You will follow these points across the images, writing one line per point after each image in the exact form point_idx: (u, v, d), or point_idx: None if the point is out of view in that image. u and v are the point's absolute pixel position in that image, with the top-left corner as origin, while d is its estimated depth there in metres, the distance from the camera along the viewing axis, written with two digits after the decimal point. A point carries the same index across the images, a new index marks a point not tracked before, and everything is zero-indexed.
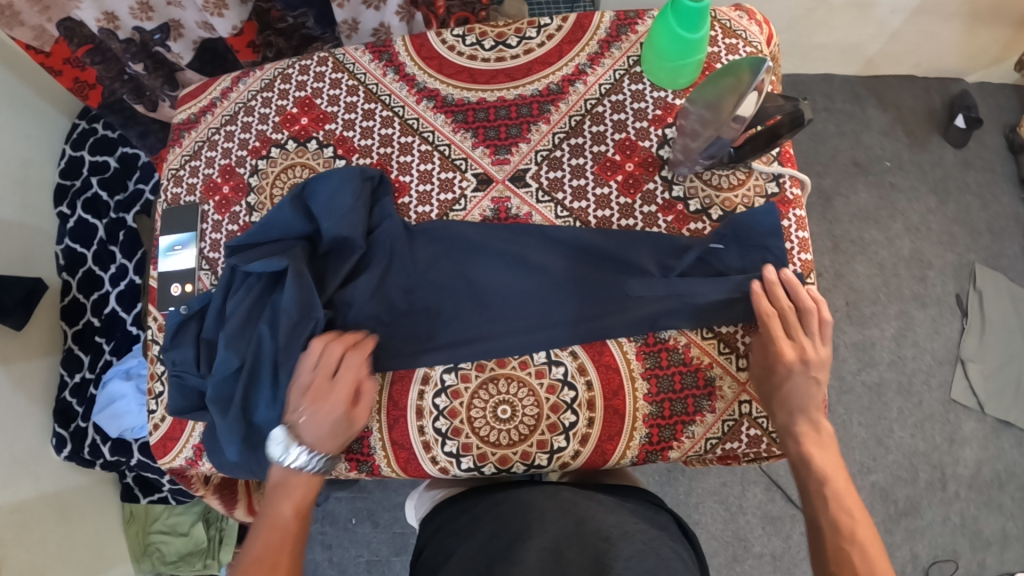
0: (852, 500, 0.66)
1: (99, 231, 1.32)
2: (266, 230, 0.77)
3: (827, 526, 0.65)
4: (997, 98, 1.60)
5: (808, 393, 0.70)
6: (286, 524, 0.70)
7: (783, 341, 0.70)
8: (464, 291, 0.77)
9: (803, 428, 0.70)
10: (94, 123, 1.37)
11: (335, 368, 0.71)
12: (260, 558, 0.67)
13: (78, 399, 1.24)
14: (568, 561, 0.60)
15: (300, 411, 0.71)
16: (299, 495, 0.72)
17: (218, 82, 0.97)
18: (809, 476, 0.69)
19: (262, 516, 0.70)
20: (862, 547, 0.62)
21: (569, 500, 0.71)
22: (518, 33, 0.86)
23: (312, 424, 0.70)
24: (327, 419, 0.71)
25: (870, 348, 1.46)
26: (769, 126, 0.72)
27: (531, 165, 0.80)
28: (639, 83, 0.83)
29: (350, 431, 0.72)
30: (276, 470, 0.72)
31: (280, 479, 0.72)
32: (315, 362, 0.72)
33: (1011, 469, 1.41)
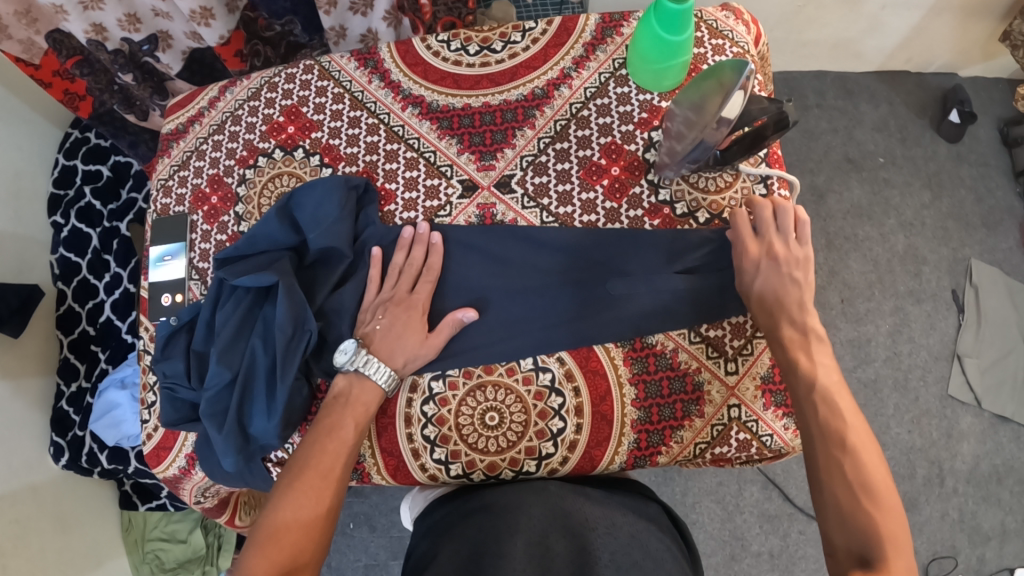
0: (841, 398, 0.66)
1: (92, 240, 1.31)
2: (253, 241, 0.78)
3: (819, 434, 0.65)
4: (991, 92, 1.59)
5: (789, 293, 0.71)
6: (344, 435, 0.70)
7: (751, 241, 0.73)
8: (449, 282, 0.78)
9: (789, 331, 0.70)
10: (86, 133, 1.36)
11: (410, 282, 0.76)
12: (314, 462, 0.67)
13: (74, 408, 1.25)
14: (555, 556, 0.61)
15: (374, 321, 0.74)
16: (361, 409, 0.72)
17: (204, 91, 0.97)
18: (799, 383, 0.68)
19: (321, 422, 0.71)
20: (853, 454, 0.62)
21: (557, 493, 0.71)
22: (502, 37, 0.85)
23: (383, 333, 0.73)
24: (398, 327, 0.73)
25: (866, 344, 1.45)
26: (755, 128, 0.71)
27: (517, 171, 0.80)
28: (624, 86, 0.82)
29: (419, 350, 0.73)
30: (343, 380, 0.73)
31: (345, 390, 0.73)
32: (391, 279, 0.76)
33: (1009, 463, 1.41)
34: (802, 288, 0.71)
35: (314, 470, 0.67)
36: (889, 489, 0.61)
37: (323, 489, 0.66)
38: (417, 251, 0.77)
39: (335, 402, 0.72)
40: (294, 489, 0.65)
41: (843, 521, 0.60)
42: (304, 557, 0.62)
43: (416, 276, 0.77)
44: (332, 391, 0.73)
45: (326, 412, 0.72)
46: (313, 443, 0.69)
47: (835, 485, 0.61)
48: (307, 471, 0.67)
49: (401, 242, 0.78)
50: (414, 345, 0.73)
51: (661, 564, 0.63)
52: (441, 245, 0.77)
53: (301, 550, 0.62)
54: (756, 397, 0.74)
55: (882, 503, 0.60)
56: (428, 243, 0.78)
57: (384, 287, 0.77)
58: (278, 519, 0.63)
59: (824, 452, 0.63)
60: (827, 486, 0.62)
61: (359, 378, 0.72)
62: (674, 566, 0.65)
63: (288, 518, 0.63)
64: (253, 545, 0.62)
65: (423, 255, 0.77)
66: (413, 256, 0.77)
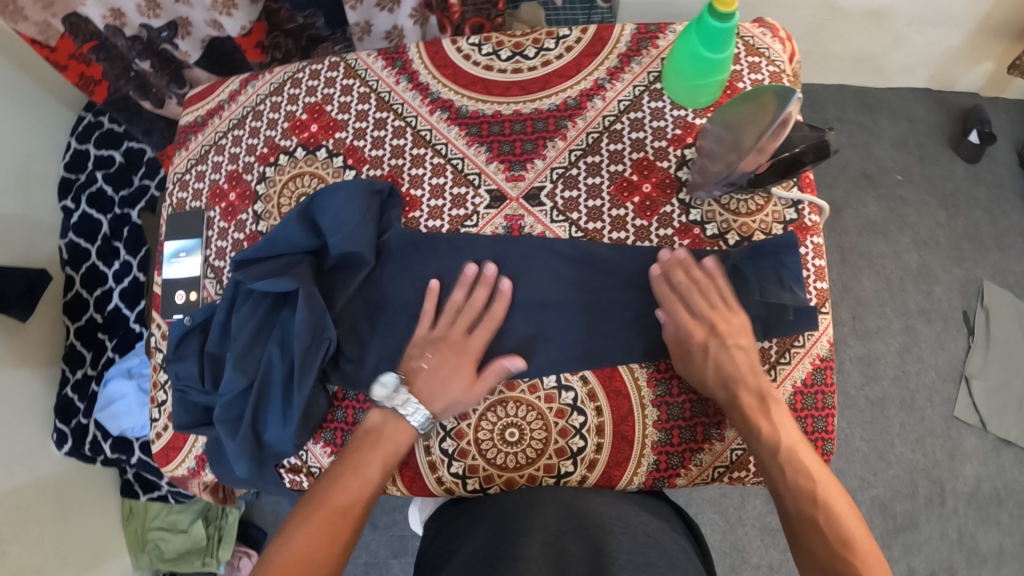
0: (806, 454, 0.68)
1: (102, 227, 1.30)
2: (272, 244, 0.77)
3: (791, 496, 0.66)
4: (1011, 113, 1.58)
5: (732, 371, 0.71)
6: (368, 473, 0.69)
7: (691, 321, 0.72)
8: (505, 326, 0.75)
9: (746, 400, 0.70)
10: (99, 117, 1.34)
11: (466, 325, 0.74)
12: (333, 498, 0.67)
13: (79, 395, 1.23)
14: (571, 556, 0.61)
15: (422, 358, 0.73)
16: (388, 447, 0.70)
17: (226, 84, 0.95)
18: (762, 448, 0.68)
19: (347, 456, 0.70)
20: (826, 509, 0.64)
21: (570, 493, 0.70)
22: (535, 43, 0.83)
23: (429, 373, 0.72)
24: (446, 370, 0.72)
25: (874, 362, 1.45)
26: (792, 154, 0.70)
27: (546, 183, 0.79)
28: (659, 100, 0.80)
29: (464, 396, 0.71)
30: (376, 415, 0.72)
31: (378, 425, 0.71)
32: (447, 318, 0.74)
33: (1010, 486, 1.41)
34: (750, 357, 0.72)
35: (335, 501, 0.67)
36: (864, 536, 0.64)
37: (339, 526, 0.65)
38: (479, 292, 0.74)
39: (368, 435, 0.71)
40: (310, 527, 0.64)
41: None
42: None
43: (472, 321, 0.75)
44: (365, 424, 0.72)
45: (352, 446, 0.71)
46: (335, 475, 0.69)
47: (813, 545, 0.63)
48: (328, 503, 0.66)
49: (462, 280, 0.75)
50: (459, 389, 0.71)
51: (676, 564, 0.64)
52: (504, 291, 0.74)
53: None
54: None
55: (864, 556, 0.62)
56: (491, 288, 0.75)
57: (438, 324, 0.74)
58: (290, 550, 0.63)
59: (797, 513, 0.65)
60: (808, 546, 0.63)
61: (396, 416, 0.71)
62: (688, 565, 0.66)
63: (303, 552, 0.63)
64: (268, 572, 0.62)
65: (486, 298, 0.74)
66: (475, 297, 0.74)
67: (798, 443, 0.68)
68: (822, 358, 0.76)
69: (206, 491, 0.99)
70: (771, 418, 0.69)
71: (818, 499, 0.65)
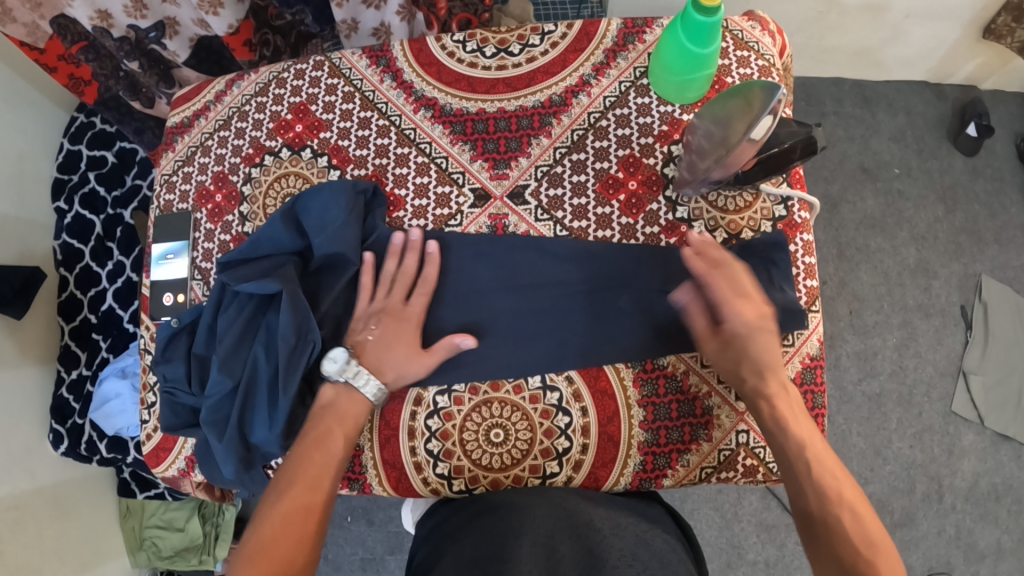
0: (828, 454, 0.67)
1: (95, 227, 1.29)
2: (257, 246, 0.77)
3: (814, 495, 0.65)
4: (1010, 106, 1.56)
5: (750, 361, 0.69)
6: (331, 449, 0.69)
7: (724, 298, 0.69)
8: (448, 299, 0.76)
9: (773, 388, 0.68)
10: (91, 117, 1.33)
11: (404, 293, 0.75)
12: (302, 476, 0.67)
13: (74, 395, 1.23)
14: (561, 557, 0.60)
15: (367, 331, 0.73)
16: (347, 423, 0.71)
17: (211, 85, 0.97)
18: (787, 442, 0.67)
19: (308, 434, 0.70)
20: (850, 508, 0.63)
21: (560, 496, 0.69)
22: (520, 39, 0.82)
23: (375, 343, 0.73)
24: (391, 339, 0.73)
25: (872, 357, 1.44)
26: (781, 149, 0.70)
27: (531, 182, 0.78)
28: (645, 96, 0.79)
29: (410, 365, 0.72)
30: (331, 391, 0.72)
31: (331, 400, 0.72)
32: (384, 288, 0.75)
33: (1008, 482, 1.41)
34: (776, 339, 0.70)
35: (303, 481, 0.67)
36: (883, 538, 0.63)
37: (311, 504, 0.66)
38: (410, 259, 0.75)
39: (323, 410, 0.72)
40: (282, 509, 0.64)
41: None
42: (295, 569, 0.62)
43: (410, 287, 0.75)
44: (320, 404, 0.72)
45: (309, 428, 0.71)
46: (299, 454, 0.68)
47: (836, 543, 0.62)
48: (297, 482, 0.66)
49: (391, 249, 0.76)
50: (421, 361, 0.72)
51: (667, 564, 0.63)
52: (437, 256, 0.75)
53: (292, 560, 0.62)
54: None
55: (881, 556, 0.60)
56: (423, 252, 0.76)
57: (377, 296, 0.75)
58: (266, 532, 0.63)
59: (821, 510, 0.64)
60: (831, 544, 0.62)
61: (349, 387, 0.72)
62: (679, 566, 0.64)
63: (275, 533, 0.63)
64: (242, 557, 0.62)
65: (417, 264, 0.76)
66: (406, 264, 0.75)
67: (814, 438, 0.68)
68: (812, 357, 0.75)
69: (201, 490, 0.99)
70: (786, 412, 0.68)
71: (835, 496, 0.64)
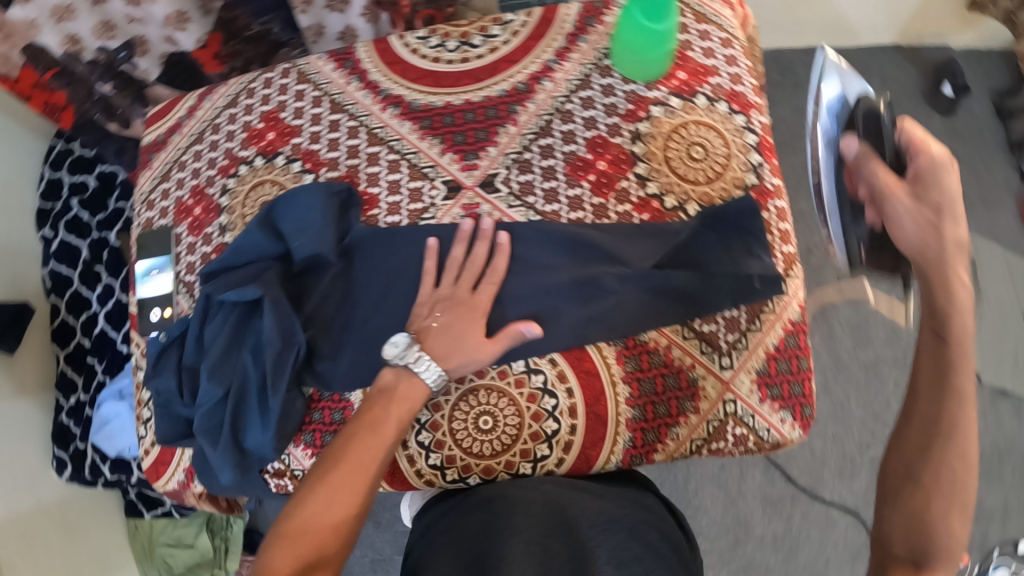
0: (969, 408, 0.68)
1: (82, 251, 1.30)
2: (239, 253, 0.78)
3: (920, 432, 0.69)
4: (985, 64, 1.57)
5: (910, 208, 0.77)
6: (384, 433, 0.66)
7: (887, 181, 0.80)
8: (505, 295, 0.75)
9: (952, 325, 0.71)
10: (70, 143, 1.33)
11: (472, 281, 0.74)
12: (349, 459, 0.64)
13: (74, 420, 1.25)
14: (555, 554, 0.58)
15: (432, 317, 0.72)
16: (406, 408, 0.68)
17: (183, 101, 0.97)
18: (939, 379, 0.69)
19: (361, 417, 0.67)
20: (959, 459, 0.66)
21: (552, 492, 0.68)
22: (482, 31, 0.83)
23: (440, 331, 0.71)
24: (457, 329, 0.71)
25: (864, 324, 1.42)
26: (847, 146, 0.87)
27: (501, 169, 0.78)
28: (608, 77, 0.80)
29: (476, 353, 0.70)
30: (390, 374, 0.70)
31: (391, 384, 0.69)
32: (451, 275, 0.74)
33: (1009, 438, 1.44)
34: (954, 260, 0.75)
35: (350, 463, 0.64)
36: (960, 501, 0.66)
37: (357, 489, 0.63)
38: (481, 247, 0.74)
39: (382, 393, 0.69)
40: (323, 489, 0.63)
41: (895, 539, 0.66)
42: (326, 558, 0.60)
43: (478, 275, 0.74)
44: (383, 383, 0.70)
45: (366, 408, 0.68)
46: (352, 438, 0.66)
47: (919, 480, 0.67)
48: (343, 465, 0.64)
49: (460, 235, 0.75)
50: (484, 354, 0.70)
51: (660, 559, 0.62)
52: (507, 246, 0.74)
53: (325, 546, 0.61)
54: (752, 392, 0.75)
55: (948, 556, 0.63)
56: (493, 241, 0.75)
57: (446, 284, 0.74)
58: (305, 514, 0.61)
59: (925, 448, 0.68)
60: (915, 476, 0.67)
61: (409, 373, 0.69)
62: (673, 561, 0.64)
63: (317, 515, 0.61)
64: (276, 538, 0.61)
65: (487, 253, 0.74)
66: (475, 252, 0.74)
67: (960, 393, 0.68)
68: (794, 322, 0.77)
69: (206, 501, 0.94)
70: (951, 360, 0.69)
71: (941, 474, 0.66)
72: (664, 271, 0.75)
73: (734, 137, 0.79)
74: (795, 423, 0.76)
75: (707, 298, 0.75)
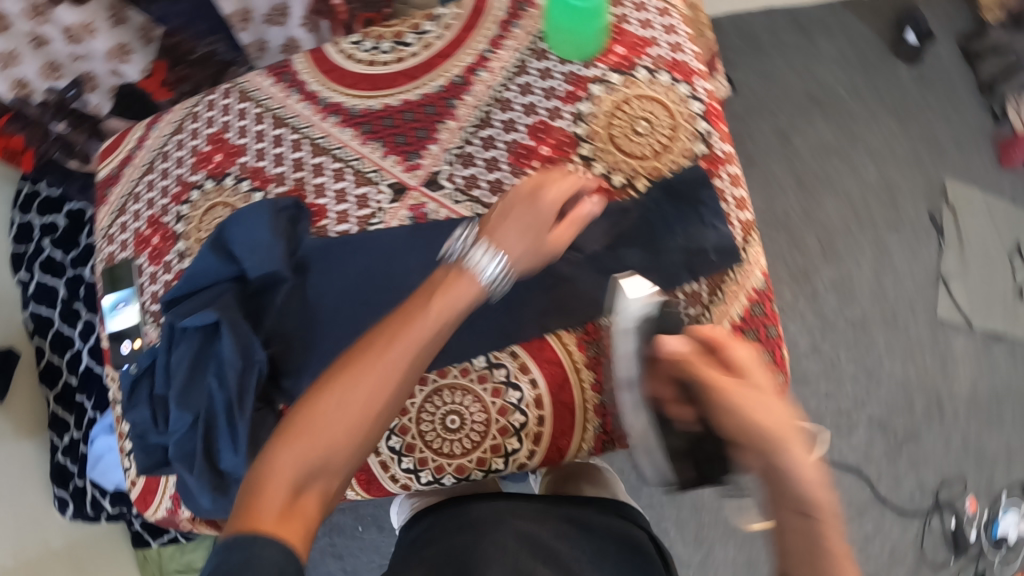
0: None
1: (59, 291, 1.28)
2: (194, 279, 0.77)
3: None
4: (947, 8, 1.55)
5: (741, 417, 0.58)
6: (423, 320, 0.59)
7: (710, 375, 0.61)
8: None
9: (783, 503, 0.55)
10: (36, 185, 1.31)
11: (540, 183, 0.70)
12: (381, 345, 0.57)
13: (71, 457, 1.24)
14: None
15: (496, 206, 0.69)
16: (452, 297, 0.62)
17: (131, 132, 0.97)
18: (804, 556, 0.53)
19: (398, 306, 0.61)
20: None
21: (539, 519, 0.69)
22: (414, 29, 0.82)
23: (500, 216, 0.68)
24: (519, 215, 0.68)
25: (849, 282, 1.40)
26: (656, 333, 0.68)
27: (444, 166, 0.78)
28: (545, 60, 0.79)
29: (535, 243, 0.68)
30: (445, 266, 0.66)
31: (443, 273, 0.64)
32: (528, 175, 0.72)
33: (1006, 382, 1.43)
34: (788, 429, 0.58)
35: (380, 351, 0.57)
36: None
37: (386, 379, 0.56)
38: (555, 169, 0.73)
39: (432, 281, 0.63)
40: (346, 375, 0.55)
41: None
42: (336, 459, 0.53)
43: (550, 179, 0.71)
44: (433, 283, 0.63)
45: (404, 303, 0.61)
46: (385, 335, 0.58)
47: None
48: (372, 352, 0.57)
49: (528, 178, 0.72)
50: (552, 247, 0.69)
51: None
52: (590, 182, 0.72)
53: (339, 443, 0.53)
54: None
55: None
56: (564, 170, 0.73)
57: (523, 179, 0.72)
58: (322, 402, 0.54)
59: None
60: None
61: (460, 265, 0.65)
62: None
63: (334, 406, 0.54)
64: (283, 428, 0.53)
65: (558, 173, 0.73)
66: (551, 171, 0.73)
67: (837, 559, 0.52)
68: (758, 290, 0.76)
69: (201, 522, 0.89)
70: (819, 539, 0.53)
71: None
72: (621, 250, 0.75)
73: (680, 107, 0.77)
74: None
75: (662, 272, 0.75)
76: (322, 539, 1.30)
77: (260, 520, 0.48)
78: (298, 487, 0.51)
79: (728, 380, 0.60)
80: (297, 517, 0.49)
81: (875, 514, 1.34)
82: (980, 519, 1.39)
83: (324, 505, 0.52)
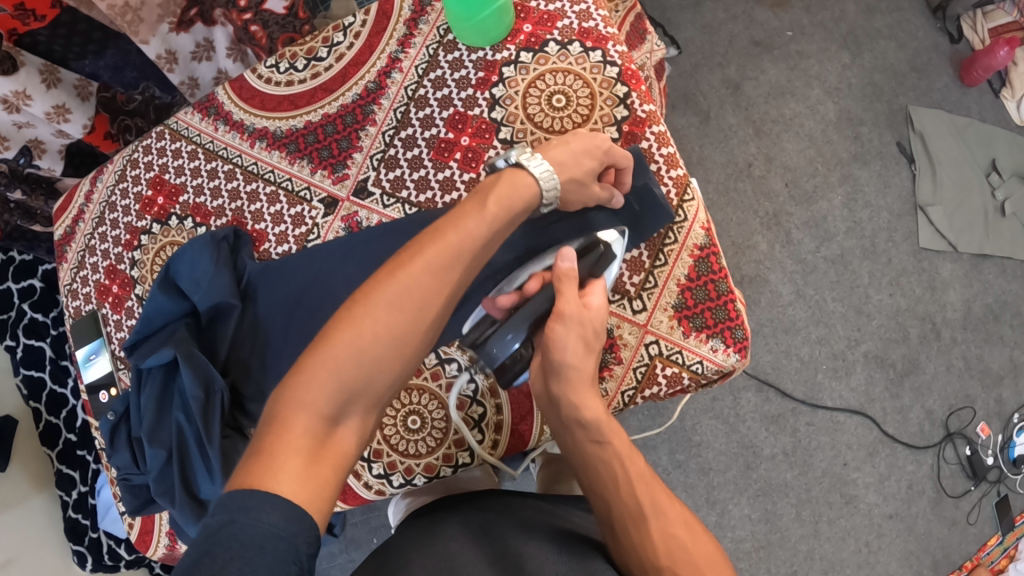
0: (642, 473, 0.60)
1: (46, 351, 1.29)
2: (150, 321, 0.78)
3: (616, 513, 0.59)
4: None
5: (562, 346, 0.62)
6: (473, 231, 0.57)
7: (570, 297, 0.63)
8: None
9: (581, 423, 0.63)
10: (7, 253, 1.33)
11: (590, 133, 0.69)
12: (430, 257, 0.54)
13: (82, 513, 1.23)
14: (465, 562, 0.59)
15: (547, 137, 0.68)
16: (502, 212, 0.59)
17: (79, 188, 0.98)
18: (603, 465, 0.61)
19: (444, 217, 0.58)
20: (653, 514, 0.57)
21: (505, 504, 0.69)
22: (325, 42, 0.83)
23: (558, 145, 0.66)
24: (575, 147, 0.66)
25: (823, 222, 1.39)
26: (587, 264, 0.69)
27: (370, 173, 0.80)
28: (455, 51, 0.79)
29: (584, 179, 0.67)
30: (492, 173, 0.63)
31: (493, 180, 0.62)
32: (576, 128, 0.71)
33: (1001, 299, 1.39)
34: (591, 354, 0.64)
35: (428, 261, 0.54)
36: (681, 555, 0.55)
37: (432, 294, 0.54)
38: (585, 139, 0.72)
39: (475, 193, 0.61)
40: (391, 288, 0.52)
41: None
42: (378, 380, 0.51)
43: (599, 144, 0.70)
44: (459, 209, 0.59)
45: (426, 232, 0.57)
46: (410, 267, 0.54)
47: (639, 554, 0.56)
48: (420, 264, 0.54)
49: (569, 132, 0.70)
50: (596, 193, 0.69)
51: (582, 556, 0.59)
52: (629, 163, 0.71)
53: (380, 361, 0.51)
54: (673, 327, 0.74)
55: None
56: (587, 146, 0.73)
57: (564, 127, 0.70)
58: (367, 316, 0.51)
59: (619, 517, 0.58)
60: (637, 552, 0.56)
61: (523, 168, 0.63)
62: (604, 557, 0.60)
63: (379, 322, 0.51)
64: (322, 341, 0.50)
65: None
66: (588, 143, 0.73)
67: (636, 468, 0.60)
68: (700, 247, 0.75)
69: None
70: (612, 447, 0.61)
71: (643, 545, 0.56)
72: (553, 227, 0.73)
73: (594, 74, 0.76)
74: (728, 349, 0.73)
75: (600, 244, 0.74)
76: (339, 556, 1.30)
77: (285, 464, 0.44)
78: (325, 427, 0.47)
79: (574, 302, 0.62)
80: (328, 458, 0.46)
81: (886, 453, 1.32)
82: (994, 444, 1.34)
83: (352, 446, 0.49)
